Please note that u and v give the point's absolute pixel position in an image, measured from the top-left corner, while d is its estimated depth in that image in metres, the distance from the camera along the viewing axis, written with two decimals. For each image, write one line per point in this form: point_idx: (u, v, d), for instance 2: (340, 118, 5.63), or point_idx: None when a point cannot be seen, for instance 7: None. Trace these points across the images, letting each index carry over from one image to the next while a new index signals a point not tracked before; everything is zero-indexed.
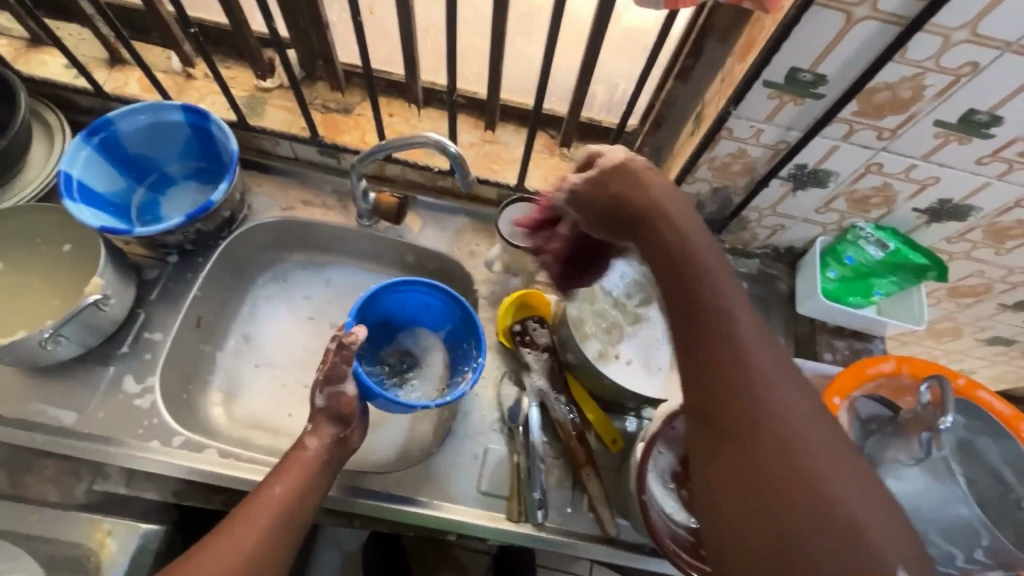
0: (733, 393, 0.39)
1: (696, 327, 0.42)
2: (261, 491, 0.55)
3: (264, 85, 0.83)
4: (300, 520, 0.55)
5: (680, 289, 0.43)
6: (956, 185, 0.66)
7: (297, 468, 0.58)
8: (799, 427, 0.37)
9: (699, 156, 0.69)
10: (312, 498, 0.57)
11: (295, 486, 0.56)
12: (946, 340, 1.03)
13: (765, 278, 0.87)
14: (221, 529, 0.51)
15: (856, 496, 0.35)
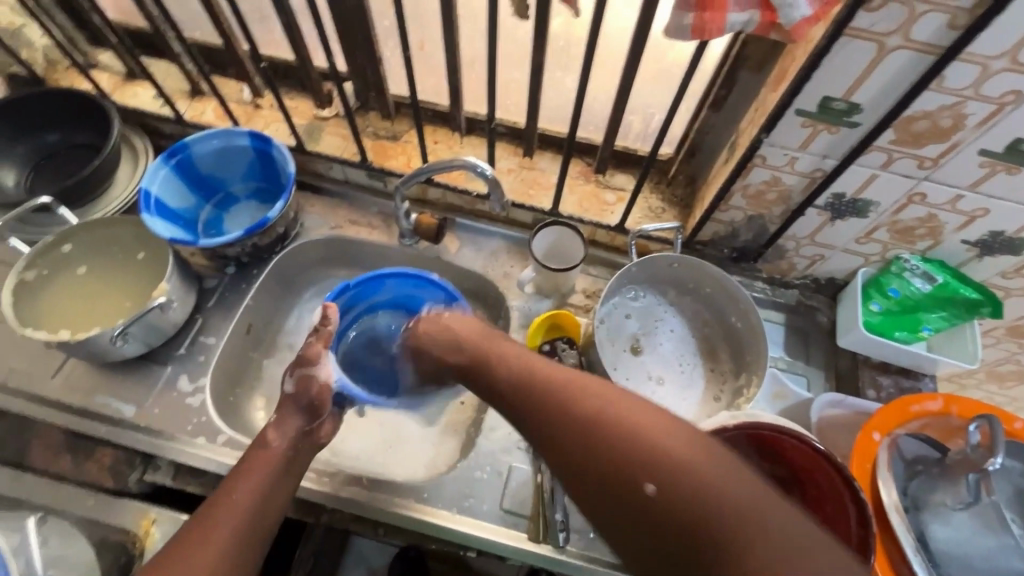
0: (592, 438, 0.45)
1: (536, 423, 0.50)
2: (222, 492, 0.57)
3: (322, 114, 0.91)
4: (268, 513, 0.57)
5: (518, 412, 0.52)
6: (1007, 217, 0.63)
7: (260, 467, 0.59)
8: (645, 430, 0.43)
9: (732, 183, 0.70)
10: (275, 499, 0.58)
11: (257, 487, 0.58)
12: (1010, 385, 0.96)
13: (805, 310, 0.85)
14: (191, 529, 0.54)
15: (720, 493, 0.38)
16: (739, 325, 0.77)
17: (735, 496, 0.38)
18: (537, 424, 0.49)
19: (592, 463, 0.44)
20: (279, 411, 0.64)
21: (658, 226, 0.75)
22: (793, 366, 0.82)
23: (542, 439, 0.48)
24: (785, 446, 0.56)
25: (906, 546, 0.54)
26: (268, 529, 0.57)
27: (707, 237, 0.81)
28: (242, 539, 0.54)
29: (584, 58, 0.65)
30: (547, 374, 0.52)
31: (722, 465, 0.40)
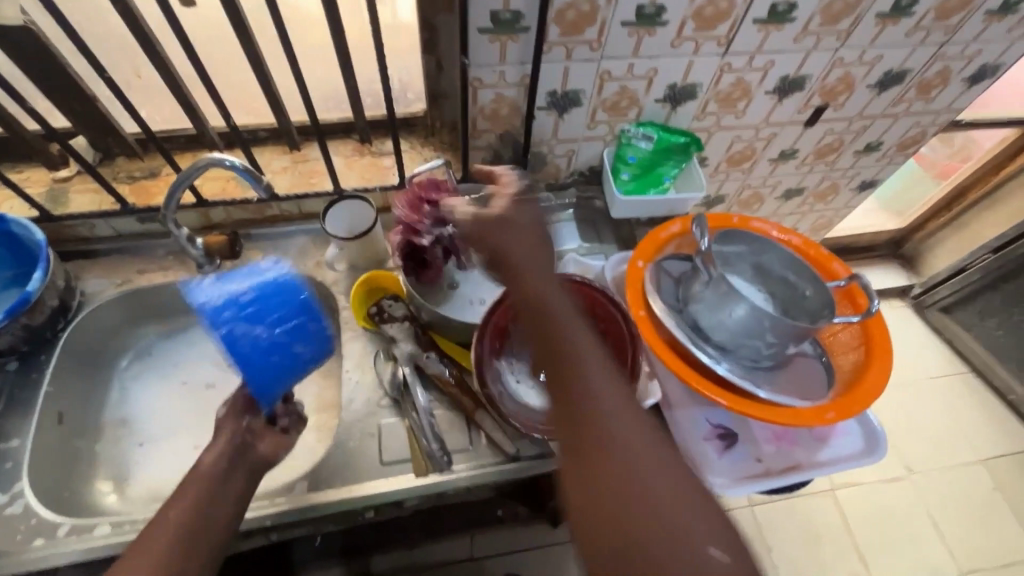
0: (626, 446, 0.46)
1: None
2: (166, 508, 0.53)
3: (61, 175, 0.85)
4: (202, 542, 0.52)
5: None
6: (671, 70, 0.80)
7: (194, 486, 0.55)
8: (634, 447, 0.46)
9: (469, 108, 0.79)
10: (207, 524, 0.53)
11: (192, 506, 0.53)
12: (756, 207, 1.22)
13: (583, 201, 1.00)
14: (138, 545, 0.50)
15: (697, 515, 0.43)
16: None
17: (685, 519, 0.42)
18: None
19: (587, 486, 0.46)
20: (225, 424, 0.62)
21: (426, 166, 0.81)
22: (592, 249, 0.94)
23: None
24: (573, 295, 0.70)
25: (679, 333, 0.68)
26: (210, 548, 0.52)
27: (479, 166, 0.91)
28: (188, 539, 0.51)
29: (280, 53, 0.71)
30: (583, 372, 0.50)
31: (701, 513, 0.43)
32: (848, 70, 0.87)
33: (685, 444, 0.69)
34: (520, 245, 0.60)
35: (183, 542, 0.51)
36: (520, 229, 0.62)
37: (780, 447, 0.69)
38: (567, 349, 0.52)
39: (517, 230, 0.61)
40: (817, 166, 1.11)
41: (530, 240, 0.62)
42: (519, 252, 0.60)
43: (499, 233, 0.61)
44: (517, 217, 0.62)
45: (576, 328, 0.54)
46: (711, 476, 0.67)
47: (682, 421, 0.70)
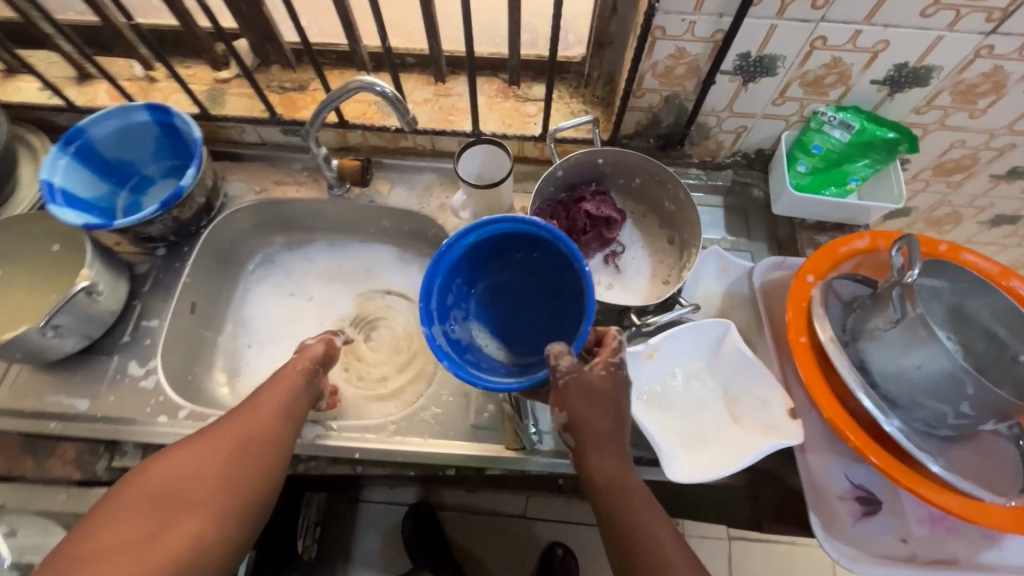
0: None
1: (198, 502, 0.52)
2: (259, 394, 0.61)
3: (221, 76, 0.87)
4: (265, 458, 0.56)
5: (241, 469, 0.54)
6: (907, 46, 0.64)
7: (268, 404, 0.60)
8: None
9: (640, 62, 0.68)
10: (276, 449, 0.57)
11: (266, 430, 0.58)
12: (948, 229, 1.00)
13: (739, 187, 0.86)
14: (228, 417, 0.58)
15: None
16: (674, 209, 0.78)
17: None
18: (236, 468, 0.54)
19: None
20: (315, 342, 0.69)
21: (571, 123, 0.73)
22: (737, 244, 0.83)
23: (205, 486, 0.52)
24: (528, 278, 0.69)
25: (843, 370, 0.57)
26: (285, 442, 0.58)
27: (631, 129, 0.80)
28: (280, 423, 0.59)
29: None
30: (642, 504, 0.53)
31: None
32: None
33: (816, 497, 0.59)
34: (595, 414, 0.54)
35: (242, 455, 0.55)
36: (594, 414, 0.55)
37: (936, 532, 0.57)
38: (608, 487, 0.54)
39: (586, 408, 0.54)
40: None
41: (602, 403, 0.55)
42: (595, 423, 0.54)
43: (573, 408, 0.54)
44: (578, 410, 0.54)
45: (603, 464, 0.54)
46: (838, 541, 0.57)
47: (817, 470, 0.60)
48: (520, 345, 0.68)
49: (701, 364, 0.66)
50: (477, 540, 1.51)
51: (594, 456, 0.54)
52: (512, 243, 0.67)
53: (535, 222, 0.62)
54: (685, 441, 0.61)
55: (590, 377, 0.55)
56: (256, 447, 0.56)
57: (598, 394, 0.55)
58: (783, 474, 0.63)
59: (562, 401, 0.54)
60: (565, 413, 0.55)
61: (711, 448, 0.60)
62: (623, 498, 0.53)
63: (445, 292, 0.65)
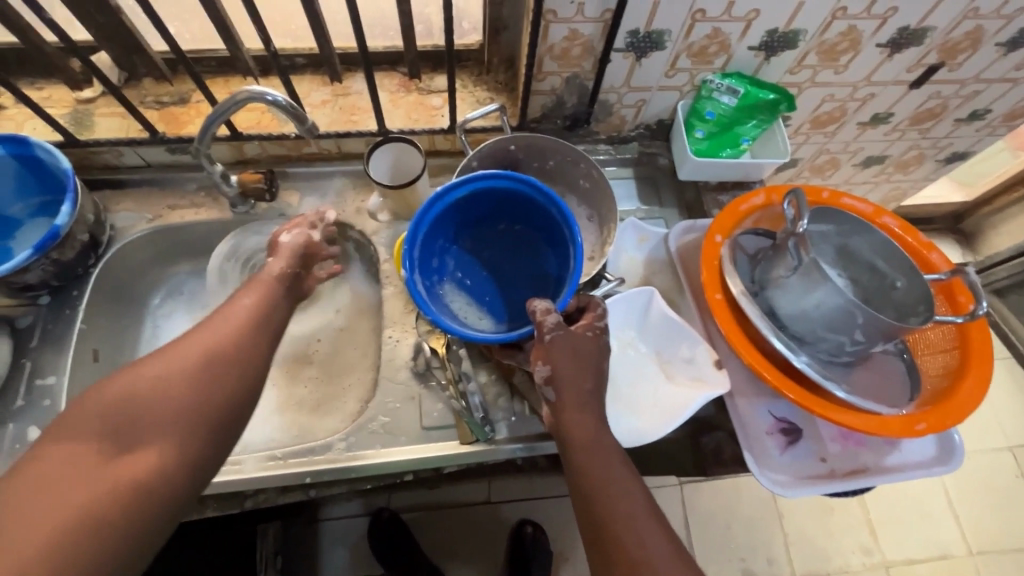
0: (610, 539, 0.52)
1: (172, 402, 0.48)
2: (230, 306, 0.57)
3: (84, 96, 0.78)
4: (239, 366, 0.52)
5: (210, 377, 0.50)
6: (774, 13, 0.69)
7: (235, 318, 0.56)
8: (627, 535, 0.52)
9: (537, 47, 0.69)
10: (247, 357, 0.54)
11: (236, 331, 0.54)
12: (830, 173, 1.11)
13: (647, 157, 0.90)
14: (199, 326, 0.54)
15: None
16: (589, 185, 0.81)
17: None
18: (204, 374, 0.50)
19: (75, 493, 0.42)
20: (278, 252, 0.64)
21: (481, 111, 0.73)
22: (650, 213, 0.87)
23: (172, 397, 0.48)
24: (513, 238, 0.70)
25: (756, 318, 0.62)
26: (259, 358, 0.55)
27: (538, 112, 0.81)
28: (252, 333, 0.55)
29: None
30: (606, 456, 0.56)
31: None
32: (979, 24, 0.74)
33: (747, 436, 0.65)
34: (573, 370, 0.58)
35: (211, 362, 0.51)
36: (574, 372, 0.58)
37: (847, 447, 0.65)
38: (584, 443, 0.56)
39: (569, 362, 0.58)
40: (909, 133, 0.99)
41: (586, 362, 0.58)
42: (572, 376, 0.57)
43: (554, 361, 0.57)
44: (559, 364, 0.57)
45: (577, 421, 0.57)
46: (771, 472, 0.63)
47: (745, 413, 0.66)
48: (498, 309, 0.68)
49: (634, 332, 0.70)
50: (446, 534, 1.51)
51: (569, 412, 0.57)
52: (497, 206, 0.68)
53: (525, 182, 0.63)
54: (629, 406, 0.65)
55: (575, 337, 0.59)
56: (233, 354, 0.53)
57: (582, 353, 0.59)
58: (715, 420, 0.69)
59: (547, 355, 0.58)
60: (549, 366, 0.57)
61: (653, 408, 0.64)
62: (591, 452, 0.56)
63: (427, 245, 0.64)
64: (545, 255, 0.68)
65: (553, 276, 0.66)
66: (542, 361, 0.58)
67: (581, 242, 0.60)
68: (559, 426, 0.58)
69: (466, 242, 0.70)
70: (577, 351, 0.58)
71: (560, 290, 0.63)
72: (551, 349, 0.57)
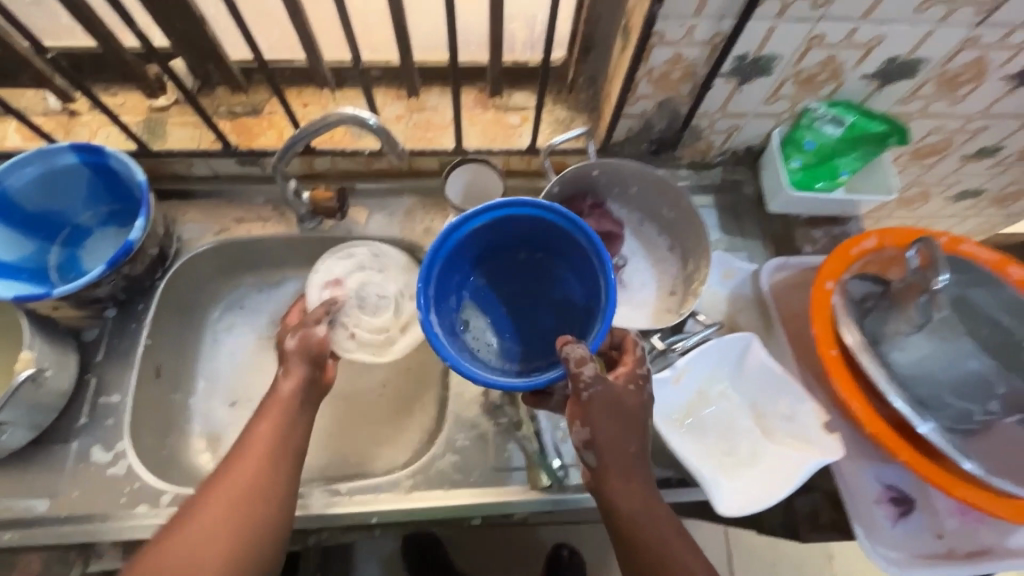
0: None
1: (215, 551, 0.49)
2: (253, 430, 0.56)
3: (158, 104, 0.77)
4: (271, 503, 0.52)
5: (241, 518, 0.51)
6: (900, 40, 0.63)
7: (257, 449, 0.54)
8: None
9: (635, 70, 0.65)
10: (277, 489, 0.53)
11: (261, 465, 0.53)
12: (916, 206, 1.03)
13: (730, 185, 0.85)
14: (227, 461, 0.54)
15: None
16: (674, 215, 0.76)
17: None
18: (238, 515, 0.51)
19: None
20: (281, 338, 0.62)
21: (571, 135, 0.68)
22: (733, 245, 0.82)
23: (211, 548, 0.49)
24: (547, 264, 0.65)
25: (876, 376, 0.56)
26: (284, 488, 0.54)
27: (622, 136, 0.77)
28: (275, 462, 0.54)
29: None
30: (657, 524, 0.53)
31: None
32: None
33: (855, 505, 0.59)
34: (615, 431, 0.52)
35: (242, 505, 0.51)
36: (618, 434, 0.52)
37: (966, 524, 0.59)
38: (632, 514, 0.52)
39: (611, 425, 0.52)
40: (1015, 167, 0.91)
41: (628, 422, 0.52)
42: (614, 437, 0.52)
43: (596, 423, 0.51)
44: (600, 426, 0.51)
45: (625, 487, 0.52)
46: (883, 547, 0.57)
47: (852, 477, 0.60)
48: (524, 341, 0.63)
49: (727, 380, 0.65)
50: (478, 554, 1.48)
51: (614, 481, 0.52)
52: (520, 233, 0.63)
53: (549, 206, 0.57)
54: (724, 462, 0.59)
55: (612, 392, 0.52)
56: (261, 490, 0.52)
57: (624, 410, 0.52)
58: (812, 480, 0.64)
59: (585, 418, 0.52)
60: (588, 428, 0.51)
61: (754, 468, 0.58)
62: (641, 522, 0.52)
63: (447, 281, 0.59)
64: (573, 286, 0.63)
65: (581, 308, 0.61)
66: (580, 422, 0.52)
67: (613, 270, 0.54)
68: (604, 494, 0.53)
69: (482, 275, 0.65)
70: (619, 407, 0.52)
71: (592, 325, 0.57)
72: (591, 411, 0.51)
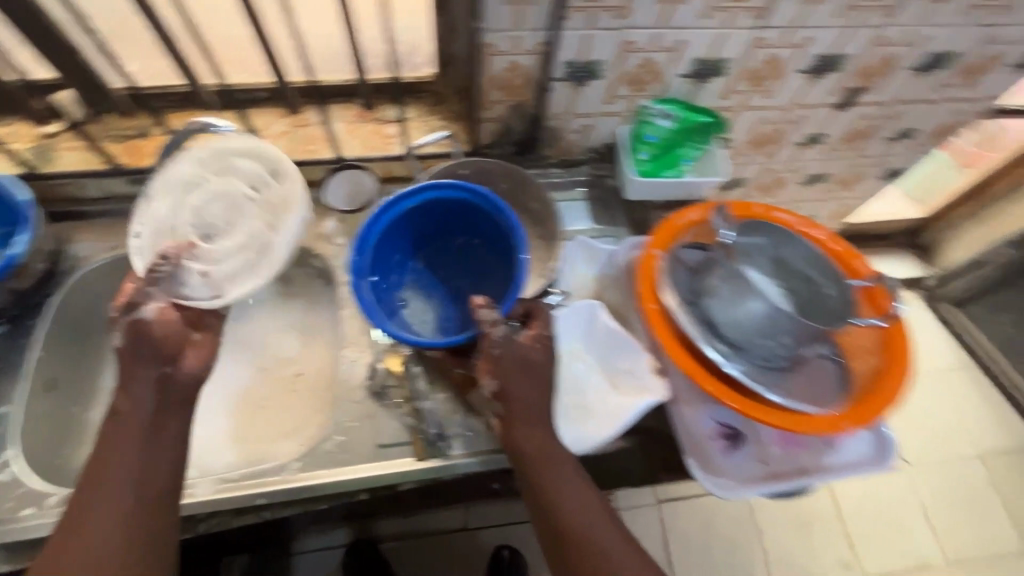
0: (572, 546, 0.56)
1: None
2: (95, 469, 0.53)
3: (47, 131, 0.81)
4: (145, 534, 0.51)
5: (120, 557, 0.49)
6: (699, 43, 0.74)
7: (108, 487, 0.52)
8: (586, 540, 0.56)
9: (480, 78, 0.74)
10: (153, 518, 0.52)
11: (119, 501, 0.51)
12: (776, 193, 1.16)
13: (596, 179, 0.95)
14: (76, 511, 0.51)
15: None
16: (539, 206, 0.84)
17: None
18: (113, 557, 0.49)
19: None
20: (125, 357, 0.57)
21: (433, 137, 0.76)
22: (603, 232, 0.90)
23: None
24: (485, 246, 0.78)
25: (689, 327, 0.65)
26: (158, 515, 0.53)
27: (488, 138, 0.86)
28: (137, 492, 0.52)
29: None
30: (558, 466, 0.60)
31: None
32: (888, 50, 0.81)
33: (692, 443, 0.66)
34: (524, 382, 0.61)
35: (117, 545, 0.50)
36: (524, 385, 0.61)
37: (789, 450, 0.67)
38: (536, 456, 0.60)
39: (519, 377, 0.60)
40: (844, 152, 1.05)
41: (533, 374, 0.61)
42: (523, 389, 0.61)
43: (505, 375, 0.60)
44: (511, 377, 0.60)
45: (530, 432, 0.60)
46: (713, 476, 0.65)
47: (690, 419, 0.67)
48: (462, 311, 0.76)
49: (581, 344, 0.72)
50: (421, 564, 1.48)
51: (521, 428, 0.60)
52: (455, 218, 0.76)
53: (479, 192, 0.70)
54: (573, 413, 0.67)
55: (522, 350, 0.62)
56: (128, 527, 0.51)
57: (532, 368, 0.61)
58: (664, 428, 0.71)
59: (496, 371, 0.60)
60: (498, 381, 0.60)
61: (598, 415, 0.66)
62: (544, 464, 0.59)
63: (384, 254, 0.72)
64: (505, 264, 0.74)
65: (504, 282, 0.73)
66: (491, 376, 0.61)
67: (524, 244, 0.67)
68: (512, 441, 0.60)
69: (422, 257, 0.79)
70: (528, 362, 0.61)
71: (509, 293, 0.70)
72: (501, 363, 0.60)
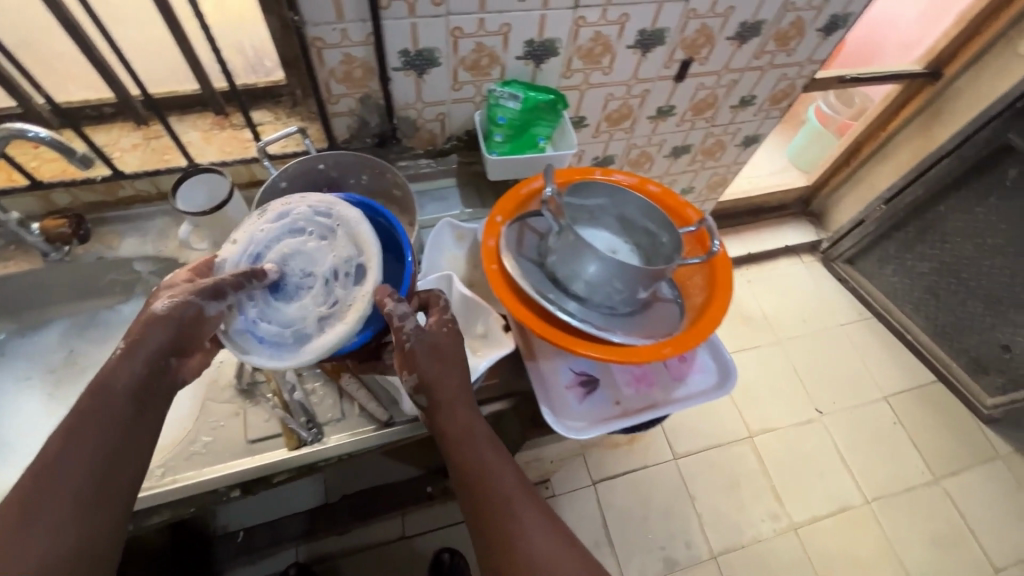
0: (499, 530, 0.52)
1: None
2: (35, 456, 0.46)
3: None
4: (86, 538, 0.45)
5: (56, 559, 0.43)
6: (524, 25, 0.80)
7: (50, 475, 0.45)
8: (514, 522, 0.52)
9: (317, 72, 0.76)
10: (90, 522, 0.46)
11: (61, 493, 0.45)
12: (648, 167, 1.24)
13: (464, 166, 0.99)
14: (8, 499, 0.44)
15: None
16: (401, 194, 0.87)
17: None
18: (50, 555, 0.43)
19: None
20: (143, 321, 0.53)
21: (279, 133, 0.77)
22: (474, 214, 0.94)
23: None
24: None
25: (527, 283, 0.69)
26: (100, 521, 0.46)
27: (346, 133, 0.88)
28: (80, 487, 0.46)
29: (93, 22, 0.69)
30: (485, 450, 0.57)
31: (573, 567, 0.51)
32: (703, 22, 0.89)
33: (549, 392, 0.70)
34: (439, 368, 0.57)
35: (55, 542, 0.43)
36: (443, 366, 0.58)
37: (639, 389, 0.71)
38: (461, 440, 0.57)
39: (435, 358, 0.58)
40: (698, 122, 1.14)
41: (453, 355, 0.59)
42: (440, 373, 0.58)
43: (421, 358, 0.57)
44: (419, 362, 0.57)
45: (454, 416, 0.57)
46: (568, 420, 0.68)
47: (545, 371, 0.71)
48: None
49: None
50: None
51: (442, 412, 0.58)
52: None
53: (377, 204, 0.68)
54: None
55: (432, 336, 0.58)
56: (71, 523, 0.44)
57: (444, 352, 0.59)
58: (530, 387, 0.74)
59: (409, 360, 0.57)
60: (413, 371, 0.57)
61: None
62: (468, 447, 0.56)
63: None
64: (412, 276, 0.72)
65: None
66: (404, 361, 0.57)
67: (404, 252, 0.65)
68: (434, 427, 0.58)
69: None
70: (439, 346, 0.58)
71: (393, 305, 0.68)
72: (414, 348, 0.57)
